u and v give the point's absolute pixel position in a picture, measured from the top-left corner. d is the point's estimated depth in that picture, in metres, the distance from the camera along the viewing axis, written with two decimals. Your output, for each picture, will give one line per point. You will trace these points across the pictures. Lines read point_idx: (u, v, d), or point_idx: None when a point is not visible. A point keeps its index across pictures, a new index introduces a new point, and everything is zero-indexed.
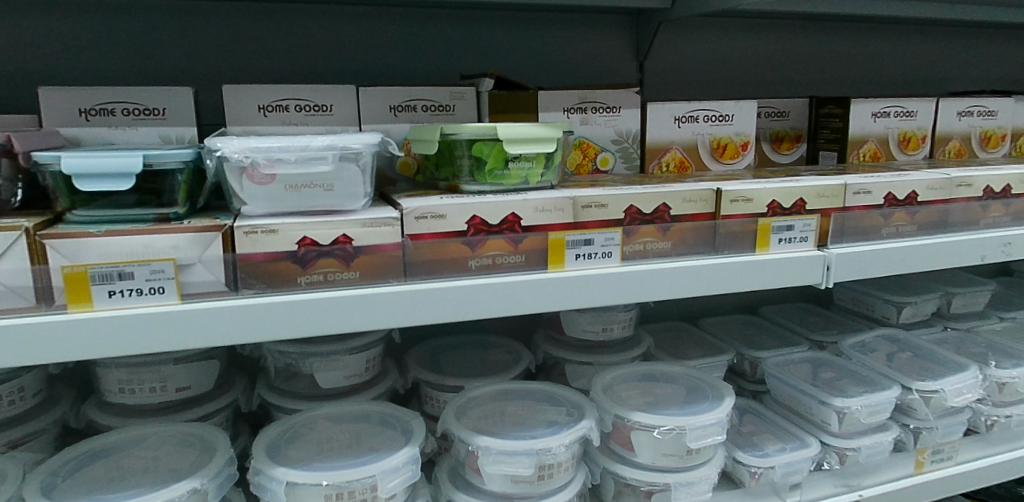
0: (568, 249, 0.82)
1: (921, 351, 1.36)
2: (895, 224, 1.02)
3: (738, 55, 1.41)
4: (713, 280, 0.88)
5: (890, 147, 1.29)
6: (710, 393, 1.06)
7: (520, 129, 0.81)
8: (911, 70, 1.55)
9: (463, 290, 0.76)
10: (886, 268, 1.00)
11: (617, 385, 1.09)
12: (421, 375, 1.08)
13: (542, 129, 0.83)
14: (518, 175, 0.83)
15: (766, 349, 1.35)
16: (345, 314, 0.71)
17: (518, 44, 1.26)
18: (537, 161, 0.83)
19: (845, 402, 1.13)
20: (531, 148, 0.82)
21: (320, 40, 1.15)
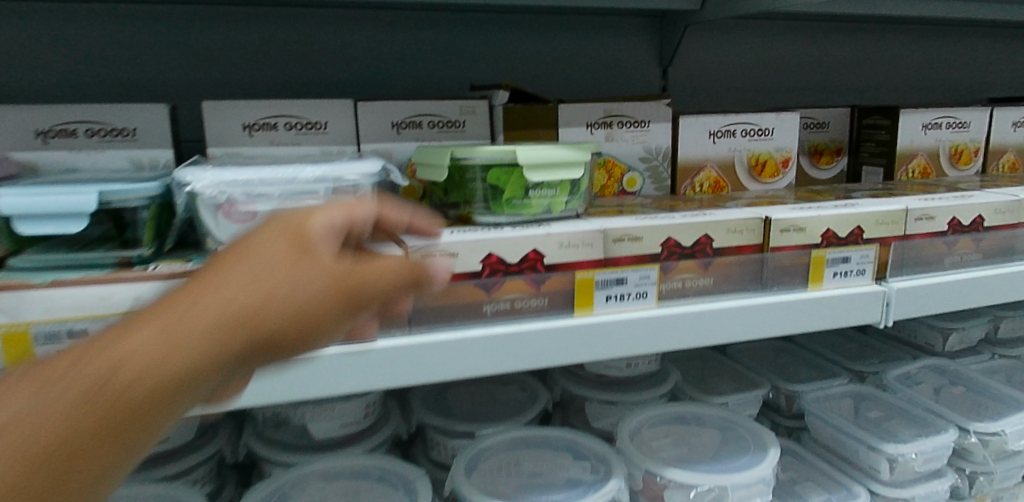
0: (597, 290, 0.71)
1: (974, 385, 1.25)
2: (959, 252, 0.91)
3: (771, 60, 1.29)
4: (761, 322, 0.77)
5: (941, 162, 1.17)
6: (751, 443, 0.96)
7: (540, 152, 0.70)
8: (957, 75, 1.44)
9: (478, 341, 0.66)
10: (950, 303, 0.89)
11: (645, 430, 0.99)
12: (427, 418, 0.97)
13: (566, 151, 0.71)
14: (539, 204, 0.72)
15: (804, 383, 1.23)
16: (344, 373, 0.62)
17: (533, 52, 1.15)
18: (560, 188, 0.72)
19: (900, 449, 1.04)
20: (553, 175, 0.71)
21: (317, 49, 1.05)
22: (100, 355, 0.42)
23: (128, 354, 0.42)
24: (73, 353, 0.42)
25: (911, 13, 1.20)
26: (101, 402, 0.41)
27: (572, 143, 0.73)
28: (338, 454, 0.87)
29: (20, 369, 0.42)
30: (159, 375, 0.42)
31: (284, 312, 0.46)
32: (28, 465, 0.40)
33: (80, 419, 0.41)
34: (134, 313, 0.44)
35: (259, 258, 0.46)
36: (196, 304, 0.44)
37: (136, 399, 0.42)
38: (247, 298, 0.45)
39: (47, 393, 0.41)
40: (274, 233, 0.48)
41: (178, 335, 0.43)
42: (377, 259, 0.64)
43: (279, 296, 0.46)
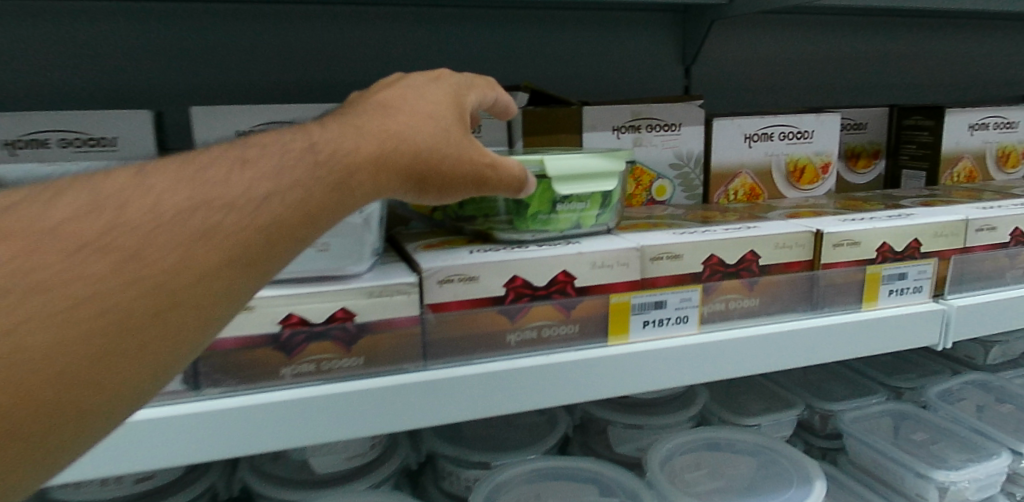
0: (633, 315, 0.64)
1: (1021, 401, 1.17)
2: (1022, 266, 0.83)
3: (810, 57, 1.18)
4: (813, 348, 0.70)
5: (988, 165, 1.09)
6: (793, 473, 0.89)
7: (570, 162, 0.64)
8: (1009, 70, 1.33)
9: (502, 376, 0.58)
10: (1013, 322, 0.81)
11: (676, 458, 0.92)
12: (437, 446, 0.89)
13: (595, 160, 0.66)
14: (567, 218, 0.65)
15: (841, 400, 1.14)
16: (349, 416, 0.55)
17: (553, 50, 1.06)
18: (591, 201, 0.66)
19: (951, 477, 0.96)
20: (580, 187, 0.65)
21: (319, 49, 0.96)
22: (310, 139, 0.45)
23: (338, 145, 0.45)
24: (280, 138, 0.44)
25: (961, 7, 1.11)
26: (312, 179, 0.43)
27: (602, 152, 0.66)
28: (343, 491, 0.79)
29: (228, 146, 0.43)
30: (356, 172, 0.45)
31: (447, 153, 0.52)
32: (250, 225, 0.40)
33: (294, 188, 0.42)
34: (321, 121, 0.47)
35: (424, 104, 0.53)
36: (381, 123, 0.49)
37: (341, 183, 0.44)
38: (421, 130, 0.51)
39: (265, 165, 0.42)
40: (425, 89, 0.55)
41: (375, 142, 0.47)
42: (391, 285, 0.57)
43: (442, 136, 0.52)
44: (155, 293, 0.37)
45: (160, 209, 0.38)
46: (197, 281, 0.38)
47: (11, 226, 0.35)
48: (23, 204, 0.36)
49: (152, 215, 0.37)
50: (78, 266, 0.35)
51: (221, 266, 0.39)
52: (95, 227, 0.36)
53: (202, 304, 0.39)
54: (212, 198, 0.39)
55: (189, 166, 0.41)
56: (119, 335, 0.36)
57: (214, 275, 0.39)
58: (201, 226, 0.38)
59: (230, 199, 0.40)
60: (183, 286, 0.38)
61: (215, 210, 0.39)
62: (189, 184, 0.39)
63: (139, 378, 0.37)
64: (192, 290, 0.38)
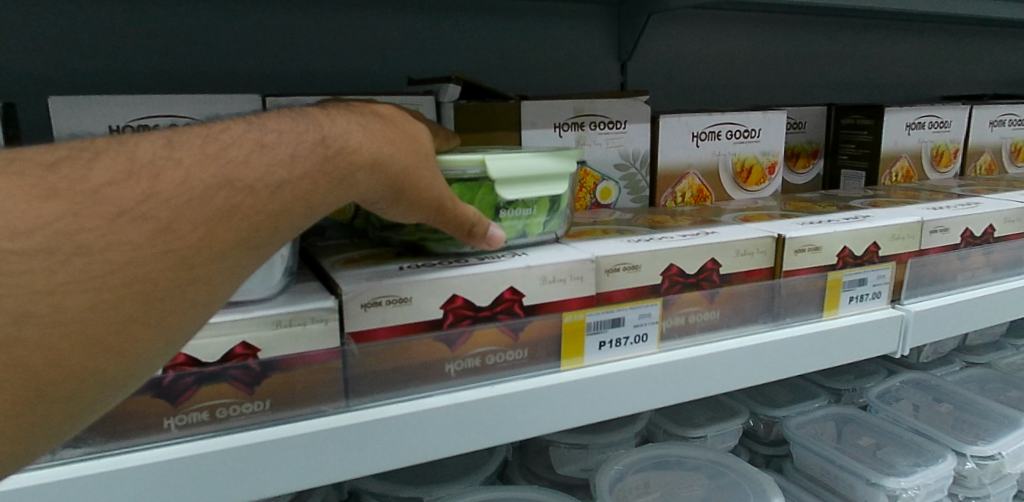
0: (588, 335, 0.57)
1: (958, 400, 1.14)
2: (971, 267, 0.81)
3: (753, 55, 1.12)
4: (776, 363, 0.64)
5: (923, 165, 1.09)
6: (749, 492, 0.83)
7: (516, 163, 0.56)
8: (937, 70, 1.33)
9: (445, 414, 0.49)
10: (966, 324, 0.78)
11: (624, 483, 0.82)
12: (363, 482, 0.75)
13: (542, 161, 0.57)
14: (512, 227, 0.58)
15: (784, 405, 1.06)
16: (251, 474, 0.45)
17: (484, 38, 0.93)
18: (537, 206, 0.58)
19: (902, 484, 0.91)
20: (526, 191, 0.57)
21: (212, 38, 0.80)
22: (320, 127, 0.42)
23: (346, 137, 0.43)
24: (290, 119, 0.42)
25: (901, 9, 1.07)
26: (320, 171, 0.42)
27: (549, 151, 0.58)
28: None
29: (244, 119, 0.42)
30: (357, 169, 0.44)
31: (432, 172, 0.49)
32: (269, 207, 0.40)
33: (307, 177, 0.41)
34: (325, 108, 0.45)
35: (414, 125, 0.50)
36: (378, 128, 0.46)
37: (341, 178, 0.43)
38: (410, 146, 0.47)
39: (283, 150, 0.40)
40: (409, 112, 0.52)
41: (377, 141, 0.45)
42: (303, 311, 0.47)
43: (426, 159, 0.48)
44: (181, 267, 0.37)
45: (191, 182, 0.37)
46: (215, 257, 0.38)
47: (58, 184, 0.34)
48: (65, 162, 0.36)
49: (183, 188, 0.37)
50: (117, 232, 0.35)
51: (240, 245, 0.39)
52: (134, 191, 0.36)
53: (218, 283, 0.39)
54: (237, 177, 0.38)
55: (213, 137, 0.39)
56: (143, 305, 0.36)
57: (231, 253, 0.39)
58: (225, 204, 0.38)
59: (251, 181, 0.39)
60: (202, 263, 0.37)
61: (237, 190, 0.38)
62: (216, 158, 0.38)
63: (149, 351, 0.37)
64: (210, 266, 0.38)
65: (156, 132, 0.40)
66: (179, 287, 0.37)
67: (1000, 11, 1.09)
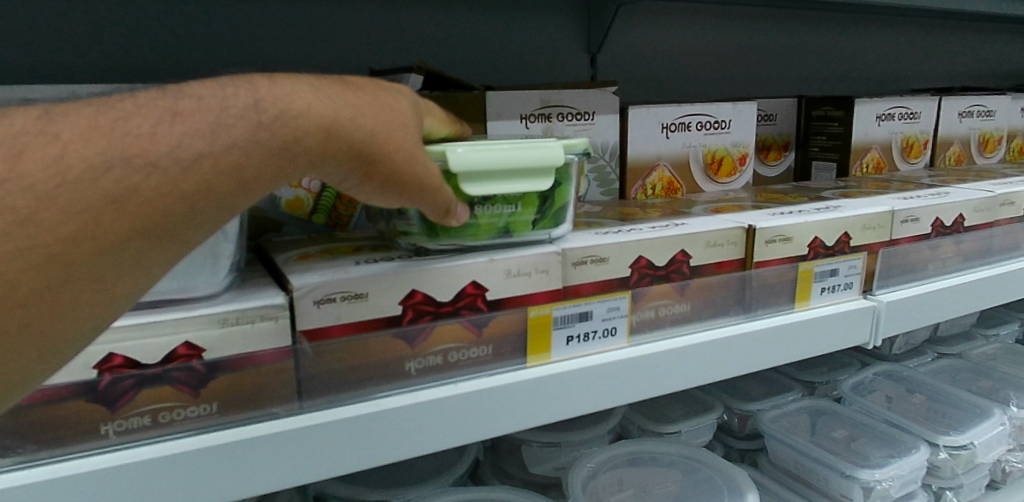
0: (555, 329, 0.55)
1: (931, 391, 1.14)
2: (940, 256, 0.81)
3: (724, 48, 1.12)
4: (746, 356, 0.63)
5: (894, 156, 1.09)
6: (724, 489, 0.81)
7: (494, 154, 0.51)
8: (906, 64, 1.34)
9: (402, 415, 0.47)
10: (935, 314, 0.78)
11: (598, 480, 0.81)
12: (329, 487, 0.73)
13: (526, 152, 0.52)
14: (492, 225, 0.54)
15: (759, 398, 1.05)
16: (189, 483, 0.42)
17: (451, 30, 0.91)
18: (522, 202, 0.54)
19: (876, 476, 0.90)
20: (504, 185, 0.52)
21: (164, 29, 0.77)
22: (258, 91, 0.40)
23: (289, 99, 0.40)
24: (222, 85, 0.40)
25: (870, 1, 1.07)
26: (253, 139, 0.39)
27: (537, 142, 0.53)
28: None
29: (159, 88, 0.40)
30: (305, 135, 0.40)
31: (402, 137, 0.45)
32: (181, 187, 0.37)
33: (235, 147, 0.38)
34: (280, 75, 0.43)
35: (390, 93, 0.46)
36: (338, 95, 0.42)
37: (282, 147, 0.40)
38: (376, 110, 0.44)
39: (202, 118, 0.38)
40: (392, 83, 0.48)
41: (331, 105, 0.41)
42: (251, 309, 0.45)
43: (398, 124, 0.45)
44: (51, 264, 0.35)
45: (66, 160, 0.35)
46: (98, 251, 0.36)
47: None
48: None
49: (57, 168, 0.35)
50: None
51: (138, 233, 0.37)
52: None
53: (106, 276, 0.37)
54: (134, 155, 0.36)
55: (109, 109, 0.38)
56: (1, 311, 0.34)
57: (127, 242, 0.37)
58: (117, 186, 0.36)
59: (153, 157, 0.37)
60: (79, 257, 0.36)
61: (135, 168, 0.36)
62: (108, 132, 0.37)
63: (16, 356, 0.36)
64: (96, 259, 0.36)
65: (50, 107, 0.38)
66: (46, 284, 0.35)
67: (967, 6, 1.09)
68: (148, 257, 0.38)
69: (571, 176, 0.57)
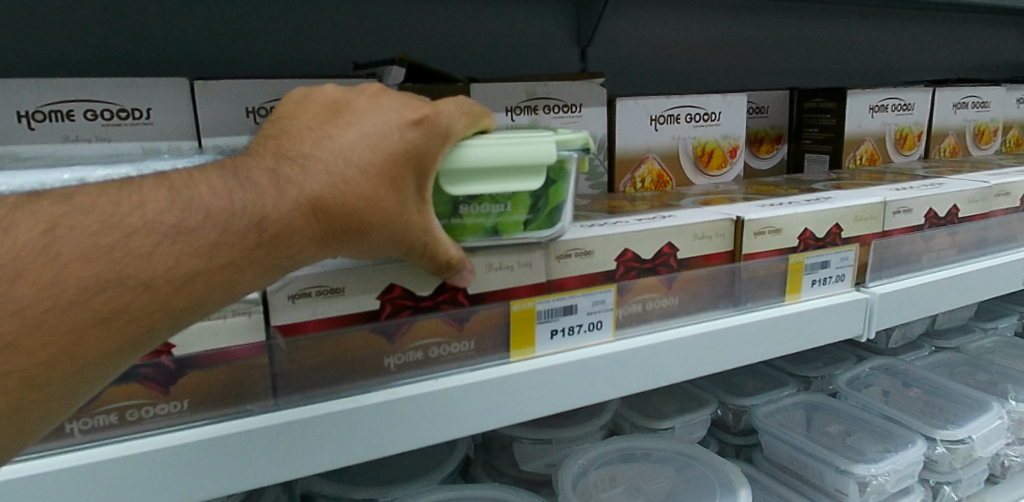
0: (539, 323, 0.54)
1: (928, 385, 1.13)
2: (935, 248, 0.80)
3: (716, 40, 1.11)
4: (735, 350, 0.62)
5: (887, 148, 1.08)
6: (716, 486, 0.80)
7: (481, 153, 0.47)
8: (900, 56, 1.33)
9: (379, 411, 0.47)
10: (929, 306, 0.77)
11: (588, 477, 0.80)
12: (315, 485, 0.72)
13: (515, 149, 0.48)
14: (477, 225, 0.50)
15: (753, 394, 1.04)
16: (158, 480, 0.42)
17: (438, 24, 0.90)
18: (512, 202, 0.50)
19: (872, 471, 0.89)
20: (490, 185, 0.48)
21: (146, 24, 0.76)
22: (261, 206, 0.39)
23: (289, 215, 0.40)
24: (227, 187, 0.39)
25: None
26: (252, 257, 0.39)
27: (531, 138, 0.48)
28: None
29: (165, 183, 0.39)
30: (302, 248, 0.41)
31: (405, 221, 0.44)
32: (170, 304, 0.38)
33: (233, 264, 0.39)
34: (288, 160, 0.41)
35: (406, 158, 0.42)
36: (342, 189, 0.41)
37: (279, 261, 0.41)
38: (382, 199, 0.42)
39: (205, 236, 0.38)
40: (415, 123, 0.43)
41: (333, 212, 0.41)
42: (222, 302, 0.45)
43: (404, 205, 0.43)
44: (26, 385, 0.35)
45: (61, 285, 0.35)
46: (76, 371, 0.36)
47: None
48: None
49: (50, 292, 0.35)
50: None
51: (118, 350, 0.37)
52: None
53: (80, 391, 0.37)
54: (128, 275, 0.36)
55: None
56: None
57: (106, 360, 0.37)
58: (105, 308, 0.36)
59: (147, 278, 0.37)
60: (57, 377, 0.36)
61: (127, 289, 0.36)
62: (108, 251, 0.36)
63: None
64: (71, 378, 0.37)
65: None
66: (17, 406, 0.35)
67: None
68: (122, 367, 0.38)
69: (574, 171, 0.51)
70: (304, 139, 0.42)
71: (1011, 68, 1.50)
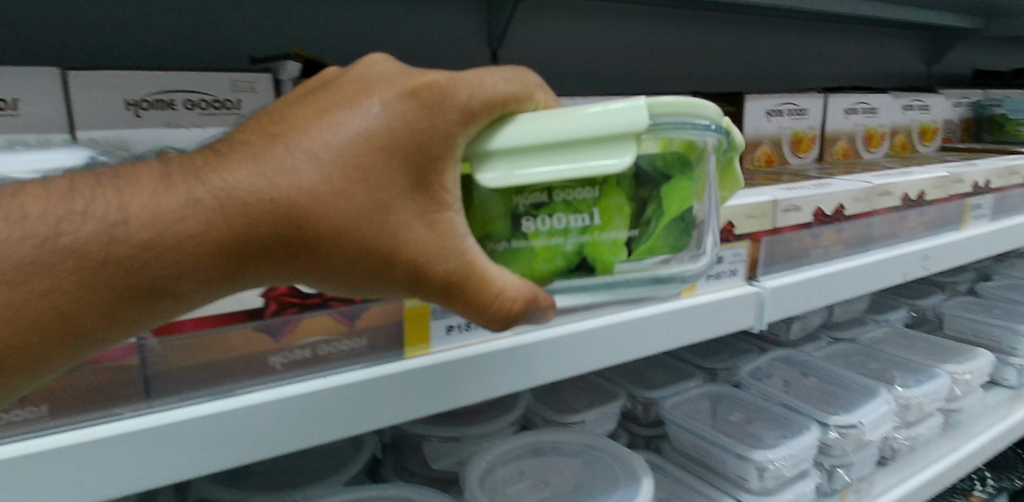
0: (433, 319, 0.53)
1: (823, 374, 1.19)
2: (825, 244, 0.86)
3: (624, 44, 1.14)
4: (631, 343, 0.63)
5: (783, 150, 1.13)
6: (620, 474, 0.81)
7: (557, 133, 0.41)
8: (798, 64, 1.40)
9: (263, 412, 0.46)
10: (816, 299, 0.81)
11: (496, 473, 0.80)
12: (210, 491, 0.69)
13: (583, 123, 0.41)
14: (564, 240, 0.44)
15: (661, 387, 1.08)
16: (17, 486, 0.40)
17: (346, 23, 0.89)
18: (605, 209, 0.44)
19: (768, 456, 0.93)
20: (553, 172, 0.42)
21: (25, 9, 0.72)
22: (136, 206, 0.39)
23: (178, 218, 0.39)
24: (108, 187, 0.40)
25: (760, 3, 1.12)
26: (123, 272, 0.39)
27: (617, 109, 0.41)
28: None
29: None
30: (200, 258, 0.40)
31: (372, 227, 0.41)
32: None
33: (84, 276, 0.39)
34: (220, 156, 0.41)
35: (380, 144, 0.40)
36: (276, 180, 0.40)
37: (160, 280, 0.40)
38: (339, 193, 0.40)
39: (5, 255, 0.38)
40: (408, 93, 0.40)
41: (227, 220, 0.40)
42: None
43: (385, 199, 0.40)
44: None
45: None
46: None
47: None
48: None
49: None
50: None
51: None
52: None
53: None
54: None
55: None
56: None
57: None
58: None
59: None
60: None
61: None
62: None
63: None
64: None
65: None
66: None
67: (836, 5, 1.17)
68: None
69: (688, 168, 0.45)
70: (255, 132, 0.41)
71: (898, 78, 1.60)
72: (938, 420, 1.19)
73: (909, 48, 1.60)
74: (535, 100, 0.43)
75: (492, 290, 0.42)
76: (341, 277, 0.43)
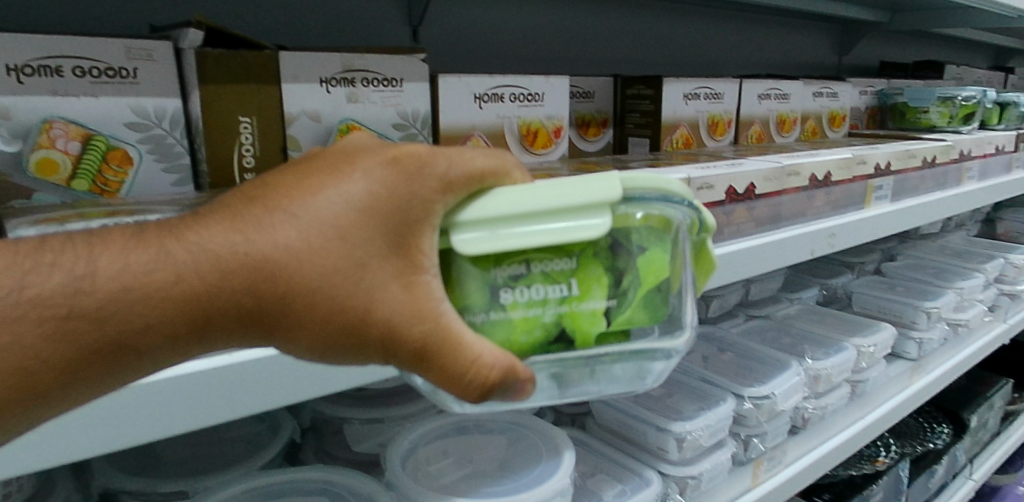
0: None
1: (739, 349, 1.24)
2: (736, 222, 0.89)
3: (545, 26, 1.15)
4: None
5: (699, 133, 1.16)
6: (542, 448, 0.82)
7: (535, 203, 0.40)
8: (715, 51, 1.44)
9: (165, 391, 0.44)
10: (728, 275, 0.84)
11: (419, 453, 0.80)
12: (113, 481, 0.66)
13: (564, 191, 0.41)
14: (543, 309, 0.42)
15: None
16: None
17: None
18: (582, 280, 0.43)
19: (686, 428, 0.96)
20: (532, 234, 0.41)
21: None
22: (101, 262, 0.37)
23: (142, 275, 0.37)
24: (71, 244, 0.38)
25: None
26: (81, 329, 0.36)
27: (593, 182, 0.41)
28: None
29: None
30: (162, 316, 0.37)
31: (347, 288, 0.38)
32: None
33: (34, 331, 0.36)
34: (192, 219, 0.39)
35: (359, 207, 0.38)
36: (250, 238, 0.38)
37: (119, 337, 0.37)
38: (316, 251, 0.38)
39: None
40: (390, 160, 0.39)
41: (199, 277, 0.37)
42: None
43: (363, 258, 0.39)
44: None
45: None
46: None
47: None
48: None
49: None
50: None
51: None
52: None
53: None
54: None
55: None
56: None
57: None
58: None
59: None
60: None
61: None
62: None
63: None
64: None
65: None
66: None
67: None
68: None
69: (665, 241, 0.44)
70: (230, 197, 0.40)
71: (810, 66, 1.67)
72: (846, 390, 1.24)
73: (820, 39, 1.67)
74: (513, 179, 0.42)
75: (467, 356, 0.39)
76: (312, 346, 0.40)
